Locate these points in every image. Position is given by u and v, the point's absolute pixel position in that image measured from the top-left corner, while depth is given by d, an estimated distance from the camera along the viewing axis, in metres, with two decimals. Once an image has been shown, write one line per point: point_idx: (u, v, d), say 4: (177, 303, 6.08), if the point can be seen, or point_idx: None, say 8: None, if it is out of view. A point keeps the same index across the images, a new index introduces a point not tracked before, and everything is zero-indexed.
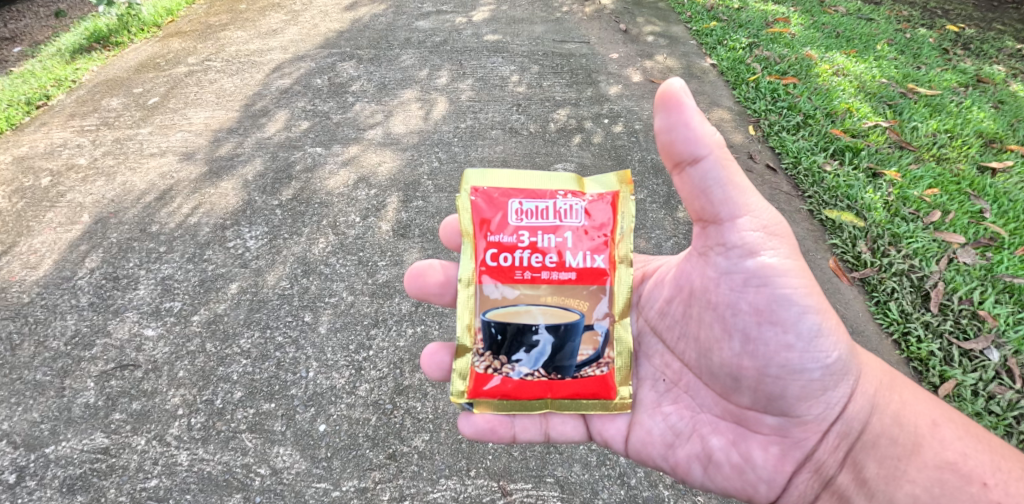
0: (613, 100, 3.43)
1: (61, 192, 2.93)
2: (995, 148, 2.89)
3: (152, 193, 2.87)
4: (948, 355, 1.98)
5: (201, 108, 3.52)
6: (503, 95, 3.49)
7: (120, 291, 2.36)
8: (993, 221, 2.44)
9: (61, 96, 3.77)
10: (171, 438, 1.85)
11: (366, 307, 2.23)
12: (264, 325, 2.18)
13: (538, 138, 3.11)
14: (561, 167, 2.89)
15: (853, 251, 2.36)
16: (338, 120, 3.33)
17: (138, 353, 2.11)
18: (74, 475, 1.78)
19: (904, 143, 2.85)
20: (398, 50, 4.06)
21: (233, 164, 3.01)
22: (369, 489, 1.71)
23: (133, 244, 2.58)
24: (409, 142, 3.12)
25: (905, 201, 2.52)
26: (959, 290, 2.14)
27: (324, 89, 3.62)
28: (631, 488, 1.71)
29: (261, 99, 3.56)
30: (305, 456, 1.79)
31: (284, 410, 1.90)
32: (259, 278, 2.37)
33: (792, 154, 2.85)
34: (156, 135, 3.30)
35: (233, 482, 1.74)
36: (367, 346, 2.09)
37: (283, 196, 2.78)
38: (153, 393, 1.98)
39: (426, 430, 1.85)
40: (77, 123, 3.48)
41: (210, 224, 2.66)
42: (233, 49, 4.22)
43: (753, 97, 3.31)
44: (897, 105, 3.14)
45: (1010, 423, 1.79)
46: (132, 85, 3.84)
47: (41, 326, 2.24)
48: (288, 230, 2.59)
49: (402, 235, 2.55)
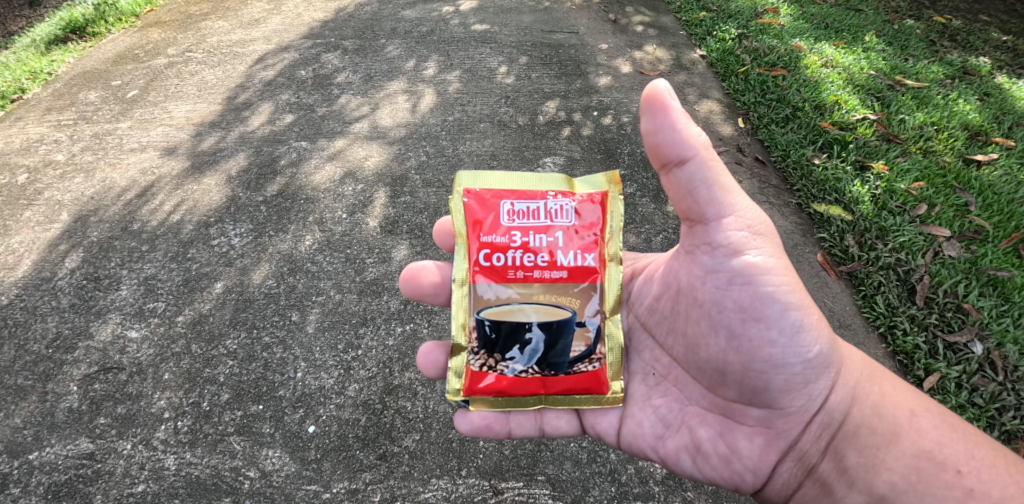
0: (602, 92, 3.39)
1: (38, 189, 2.86)
2: (981, 141, 2.90)
3: (132, 190, 2.80)
4: (933, 348, 2.02)
5: (182, 101, 3.44)
6: (492, 87, 3.44)
7: (102, 292, 2.31)
8: (978, 214, 2.46)
9: (36, 89, 3.67)
10: (157, 443, 1.83)
11: (354, 306, 2.21)
12: (250, 325, 2.15)
13: (527, 131, 3.08)
14: (549, 161, 2.86)
15: (841, 246, 2.38)
16: (323, 112, 3.27)
17: (121, 356, 2.08)
18: (58, 482, 1.75)
19: (891, 136, 2.85)
20: (383, 40, 3.99)
21: (216, 159, 2.95)
22: (360, 490, 1.71)
23: (114, 243, 2.53)
24: (396, 135, 3.08)
25: (892, 195, 2.53)
26: (945, 283, 2.16)
27: (309, 81, 3.55)
28: (622, 484, 1.72)
29: (244, 92, 3.48)
30: (294, 458, 1.78)
31: (272, 412, 1.89)
32: (244, 277, 2.34)
33: (781, 147, 2.86)
34: (136, 130, 3.21)
35: (221, 485, 1.72)
36: (356, 346, 2.07)
37: (268, 192, 2.73)
38: (138, 397, 1.95)
39: (416, 430, 1.84)
40: (54, 117, 3.39)
41: (193, 221, 2.60)
42: (215, 39, 4.12)
43: (742, 89, 3.30)
44: (884, 97, 3.14)
45: (993, 415, 1.83)
46: (109, 77, 3.74)
47: (21, 329, 2.19)
48: (273, 228, 2.54)
49: (390, 231, 2.51)
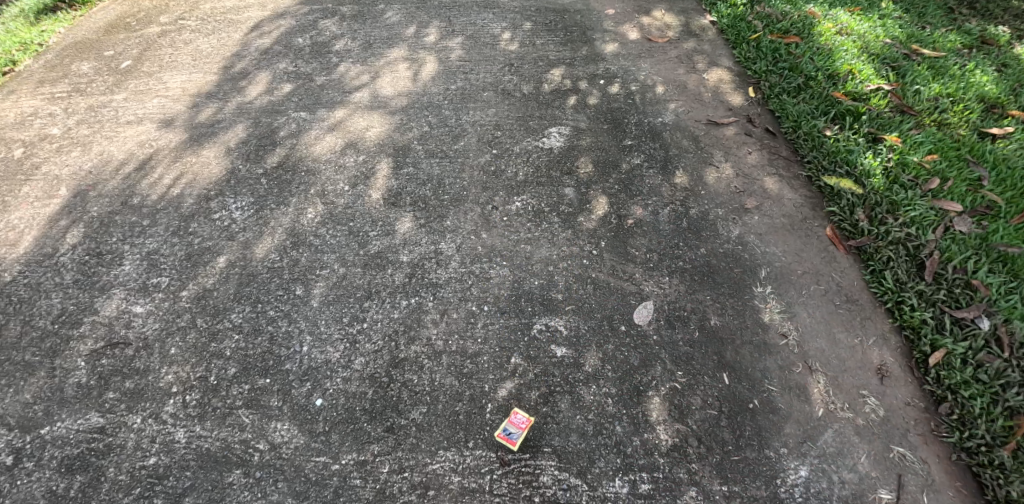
0: (608, 59, 3.30)
1: (35, 164, 2.81)
2: (997, 113, 2.82)
3: (130, 163, 2.76)
4: (940, 324, 2.01)
5: (177, 71, 3.35)
6: (495, 54, 3.34)
7: (105, 268, 2.30)
8: (991, 189, 2.42)
9: (28, 61, 3.57)
10: (167, 416, 1.85)
11: (359, 279, 2.20)
12: (255, 299, 2.15)
13: (531, 99, 3.01)
14: (555, 131, 2.81)
15: (851, 220, 2.35)
16: (321, 81, 3.18)
17: (127, 331, 2.08)
18: (71, 455, 1.77)
19: (905, 107, 2.78)
20: (382, 6, 3.86)
21: (214, 131, 2.89)
22: (368, 461, 1.73)
23: (115, 218, 2.50)
24: (397, 104, 3.01)
25: (905, 168, 2.48)
26: (954, 259, 2.14)
27: (307, 49, 3.45)
28: (627, 456, 1.73)
29: (240, 61, 3.39)
30: (302, 431, 1.80)
31: (280, 386, 1.90)
32: (247, 251, 2.32)
33: (792, 118, 2.79)
34: (132, 102, 3.14)
35: (231, 458, 1.74)
36: (361, 319, 2.07)
37: (268, 164, 2.69)
38: (146, 371, 1.96)
39: (422, 402, 1.85)
40: (47, 89, 3.31)
41: (193, 195, 2.57)
42: (208, 6, 3.99)
43: (753, 57, 3.20)
44: (900, 67, 3.04)
45: (996, 391, 1.81)
46: (102, 47, 3.64)
47: (26, 306, 2.19)
48: (274, 200, 2.51)
49: (392, 204, 2.48)
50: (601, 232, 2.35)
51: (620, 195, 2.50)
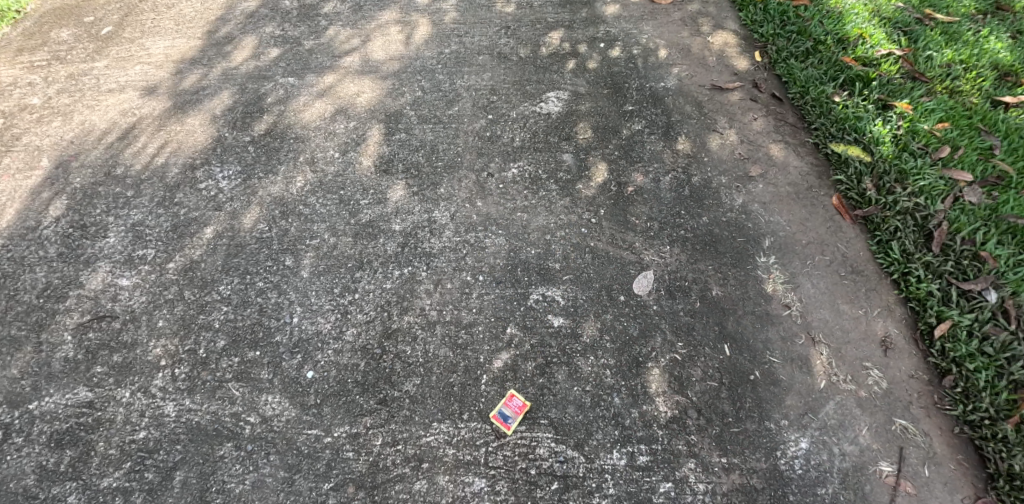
0: (609, 22, 3.16)
1: (15, 135, 2.71)
2: (1011, 81, 2.72)
3: (114, 132, 2.66)
4: (946, 296, 1.96)
5: (160, 37, 3.20)
6: (490, 17, 3.20)
7: (89, 240, 2.23)
8: (1002, 158, 2.34)
9: (5, 29, 3.41)
10: (155, 390, 1.80)
11: (350, 249, 2.13)
12: (243, 271, 2.08)
13: (529, 64, 2.89)
14: (553, 97, 2.70)
15: (858, 189, 2.28)
16: (310, 46, 3.05)
17: (113, 304, 2.02)
18: (60, 430, 1.73)
19: (917, 73, 2.67)
20: None
21: (199, 98, 2.78)
22: (361, 434, 1.69)
23: (98, 189, 2.41)
24: (389, 69, 2.89)
25: (915, 136, 2.40)
26: (963, 230, 2.07)
27: (294, 11, 3.30)
28: (625, 428, 1.70)
29: (225, 25, 3.24)
30: (294, 404, 1.75)
31: (270, 358, 1.85)
32: (234, 221, 2.24)
33: (799, 83, 2.69)
34: (113, 69, 3.01)
35: (222, 431, 1.70)
36: (353, 289, 2.01)
37: (255, 131, 2.59)
38: (133, 345, 1.91)
39: (416, 374, 1.80)
40: (26, 58, 3.17)
41: (178, 164, 2.48)
42: None
43: (760, 20, 3.07)
44: (913, 31, 2.92)
45: (1002, 364, 1.77)
46: (82, 13, 3.48)
47: (9, 280, 2.12)
48: (262, 169, 2.42)
49: (385, 171, 2.39)
50: (600, 200, 2.27)
51: (620, 162, 2.41)
